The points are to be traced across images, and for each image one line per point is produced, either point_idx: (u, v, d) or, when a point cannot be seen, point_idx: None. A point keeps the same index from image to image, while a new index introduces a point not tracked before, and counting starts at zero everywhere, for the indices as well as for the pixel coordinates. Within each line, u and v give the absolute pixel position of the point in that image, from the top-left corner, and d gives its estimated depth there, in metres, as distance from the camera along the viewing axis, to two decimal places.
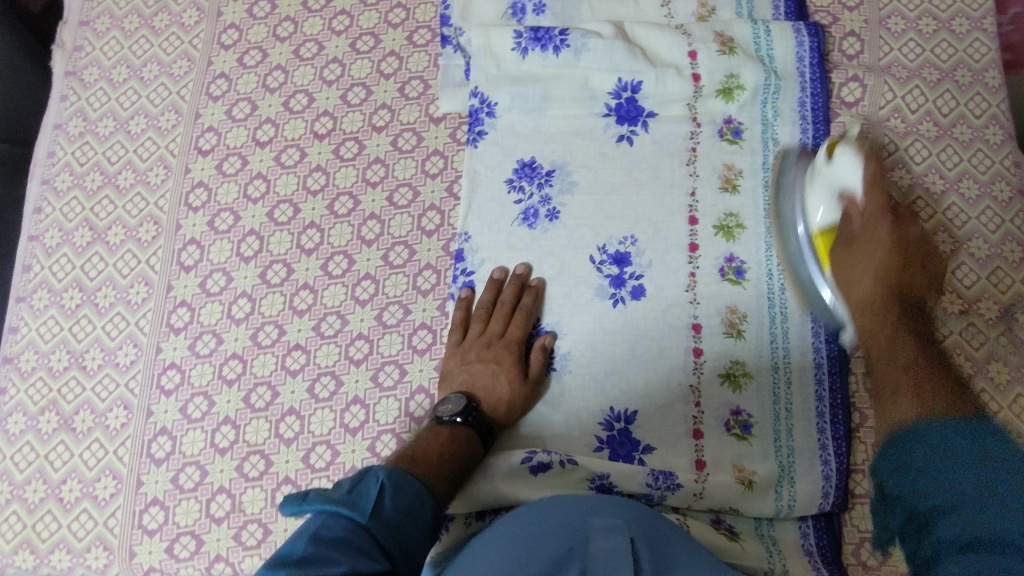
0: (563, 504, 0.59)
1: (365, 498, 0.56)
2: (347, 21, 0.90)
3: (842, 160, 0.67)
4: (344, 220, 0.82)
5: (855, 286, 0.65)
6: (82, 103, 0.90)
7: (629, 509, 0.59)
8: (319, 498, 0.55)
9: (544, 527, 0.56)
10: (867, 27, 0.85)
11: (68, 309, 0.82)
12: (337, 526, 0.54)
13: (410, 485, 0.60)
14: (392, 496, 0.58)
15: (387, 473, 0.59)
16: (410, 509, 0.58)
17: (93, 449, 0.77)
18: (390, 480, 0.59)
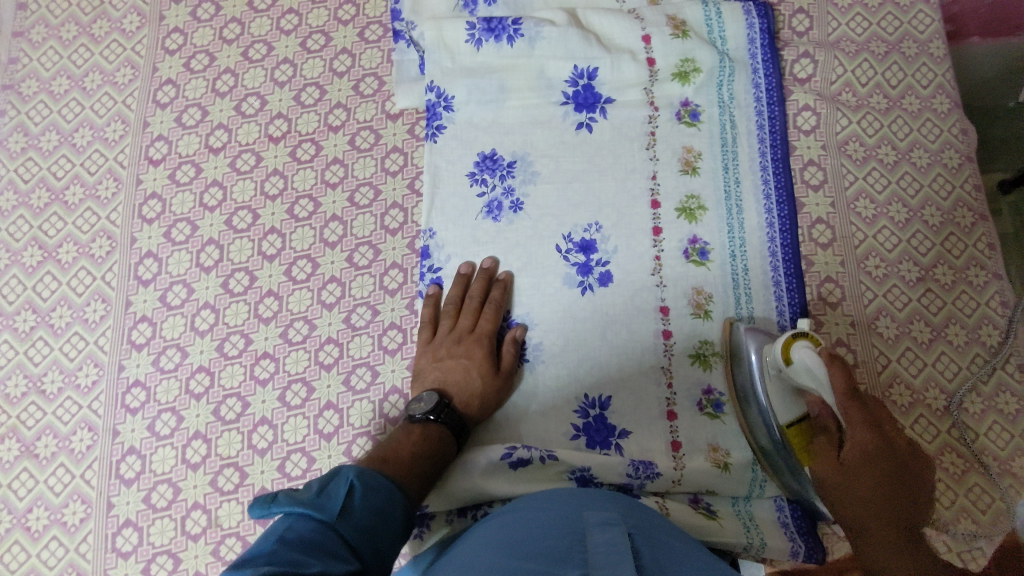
0: (561, 500, 0.59)
1: (333, 499, 0.56)
2: (295, 20, 0.88)
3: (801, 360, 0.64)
4: (305, 224, 0.81)
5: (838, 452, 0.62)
6: (22, 118, 0.86)
7: (620, 506, 0.60)
8: (287, 499, 0.54)
9: (542, 521, 0.56)
10: (815, 4, 0.87)
11: (22, 333, 0.79)
12: (305, 528, 0.52)
13: (380, 486, 0.59)
14: (362, 496, 0.57)
15: (357, 473, 0.59)
16: (380, 509, 0.58)
17: (58, 475, 0.75)
18: (360, 480, 0.58)
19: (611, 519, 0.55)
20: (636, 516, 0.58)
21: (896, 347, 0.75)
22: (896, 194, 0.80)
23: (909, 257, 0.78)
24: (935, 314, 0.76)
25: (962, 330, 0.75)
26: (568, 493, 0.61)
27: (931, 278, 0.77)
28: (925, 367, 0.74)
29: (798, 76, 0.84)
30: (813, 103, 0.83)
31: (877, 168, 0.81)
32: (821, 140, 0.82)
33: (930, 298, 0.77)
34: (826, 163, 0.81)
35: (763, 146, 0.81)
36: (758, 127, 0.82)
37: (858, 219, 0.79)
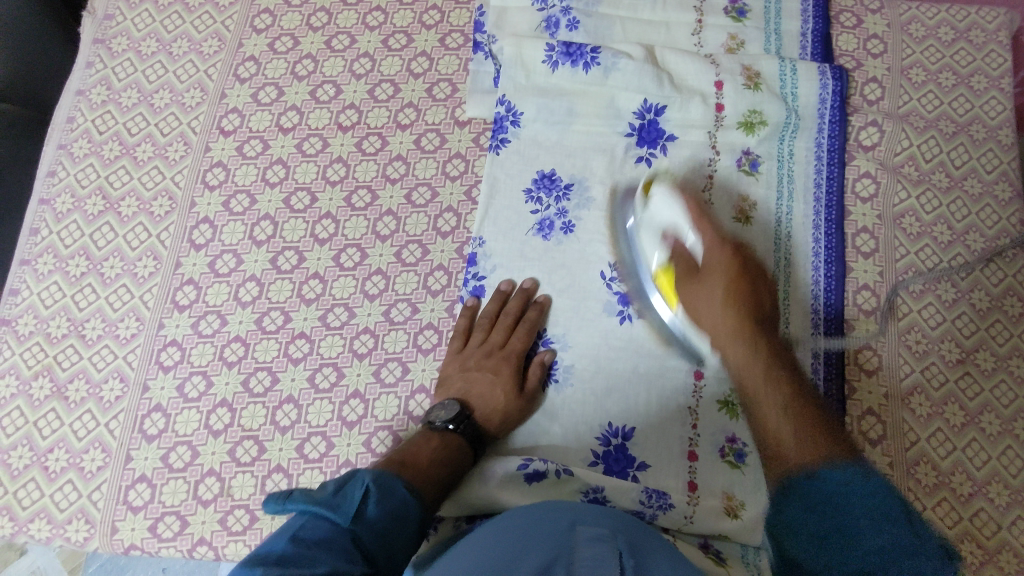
0: (556, 511, 0.59)
1: (349, 501, 0.56)
2: (381, 17, 0.91)
3: (659, 198, 0.73)
4: (360, 214, 0.82)
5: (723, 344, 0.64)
6: (107, 72, 0.89)
7: (618, 520, 0.58)
8: (302, 499, 0.54)
9: (532, 533, 0.55)
10: (889, 75, 0.88)
11: (73, 277, 0.81)
12: (319, 529, 0.53)
13: (396, 489, 0.59)
14: (378, 500, 0.57)
15: (373, 476, 0.59)
16: (396, 513, 0.58)
17: (84, 420, 0.76)
18: (376, 483, 0.58)
19: (600, 535, 0.54)
20: (627, 532, 0.56)
21: (927, 426, 0.74)
22: (946, 272, 0.79)
23: (952, 337, 0.77)
24: (970, 399, 0.75)
25: (996, 420, 0.74)
26: (569, 503, 0.60)
27: (971, 362, 0.76)
28: (954, 451, 0.73)
29: (863, 142, 0.85)
30: (874, 172, 0.83)
31: (930, 244, 0.81)
32: (877, 210, 0.82)
33: (968, 382, 0.76)
34: (879, 233, 0.81)
35: (818, 205, 0.82)
36: (816, 185, 0.83)
37: (905, 292, 0.79)
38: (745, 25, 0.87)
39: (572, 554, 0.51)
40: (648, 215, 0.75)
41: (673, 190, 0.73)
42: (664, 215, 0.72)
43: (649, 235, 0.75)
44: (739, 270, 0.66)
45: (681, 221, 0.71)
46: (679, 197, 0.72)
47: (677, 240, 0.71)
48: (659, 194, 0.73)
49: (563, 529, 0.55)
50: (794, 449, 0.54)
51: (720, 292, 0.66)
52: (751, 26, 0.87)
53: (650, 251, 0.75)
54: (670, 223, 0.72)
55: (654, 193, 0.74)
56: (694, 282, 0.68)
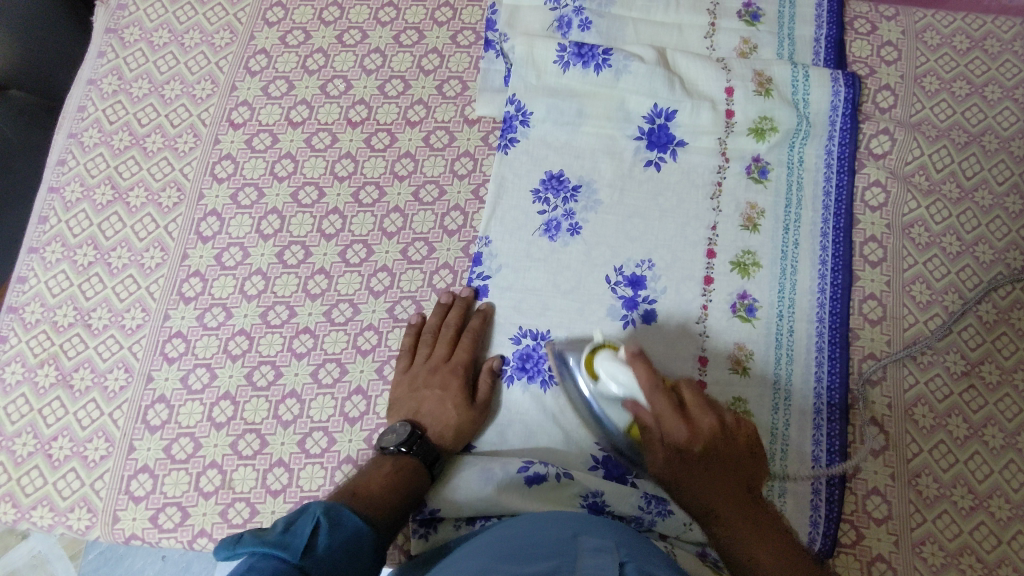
0: (560, 521, 0.59)
1: (298, 536, 0.53)
2: (393, 13, 0.91)
3: (606, 376, 0.65)
4: (368, 210, 0.82)
5: (686, 489, 0.63)
6: (119, 62, 0.89)
7: (619, 534, 0.58)
8: (251, 539, 0.51)
9: (536, 539, 0.56)
10: (902, 83, 0.87)
11: (80, 266, 0.81)
12: (270, 567, 0.49)
13: (347, 523, 0.57)
14: (329, 534, 0.55)
15: (323, 510, 0.57)
16: (347, 548, 0.55)
17: (88, 409, 0.77)
18: (326, 515, 0.56)
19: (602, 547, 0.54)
20: (630, 547, 0.56)
21: (930, 438, 0.74)
22: (954, 283, 0.79)
23: (957, 349, 0.77)
24: (974, 412, 0.75)
25: (1000, 433, 0.74)
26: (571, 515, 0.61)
27: (976, 375, 0.76)
28: (956, 463, 0.73)
29: (874, 150, 0.84)
30: (884, 181, 0.83)
31: (938, 254, 0.80)
32: (886, 219, 0.82)
33: (973, 394, 0.75)
34: (888, 242, 0.81)
35: (826, 213, 0.82)
36: (825, 193, 0.82)
37: (912, 302, 0.79)
38: (758, 29, 0.87)
39: (575, 562, 0.51)
40: (599, 390, 0.67)
41: (617, 359, 0.65)
42: (620, 383, 0.64)
43: (607, 398, 0.67)
44: (712, 445, 0.62)
45: (638, 399, 0.64)
46: (629, 364, 0.64)
47: (636, 406, 0.64)
48: (606, 370, 0.65)
49: (567, 537, 0.56)
50: (779, 569, 0.58)
51: (698, 482, 0.63)
52: (764, 31, 0.87)
53: (613, 413, 0.68)
54: (629, 392, 0.64)
55: (600, 364, 0.66)
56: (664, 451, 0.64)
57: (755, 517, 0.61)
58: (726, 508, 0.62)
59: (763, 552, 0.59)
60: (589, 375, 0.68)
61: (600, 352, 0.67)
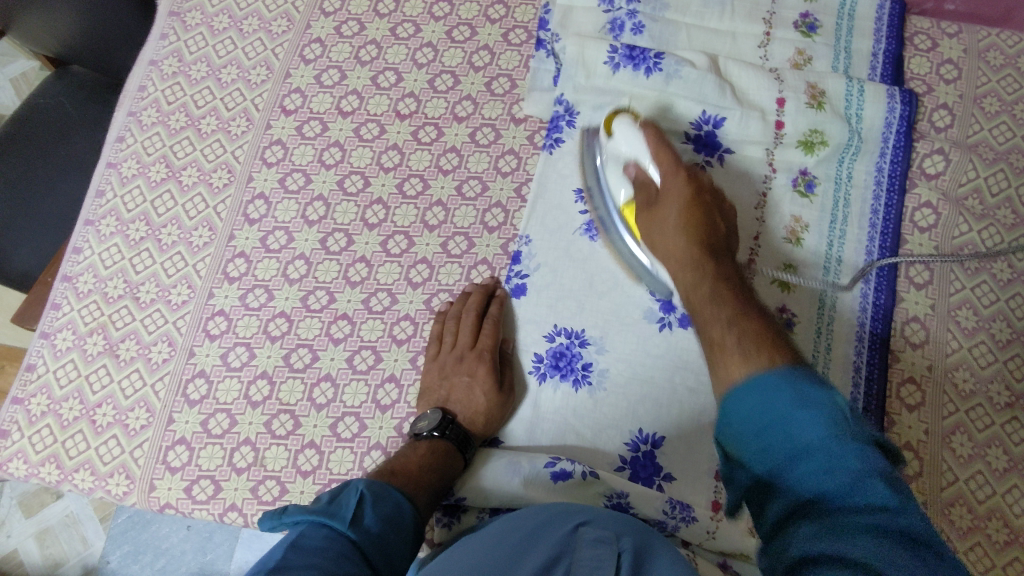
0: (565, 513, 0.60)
1: (344, 507, 0.58)
2: (447, 8, 0.92)
3: (622, 131, 0.73)
4: (411, 202, 0.83)
5: (667, 234, 0.68)
6: (179, 44, 0.92)
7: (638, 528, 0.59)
8: (298, 510, 0.57)
9: (534, 531, 0.58)
10: (961, 103, 0.85)
11: (132, 240, 0.84)
12: (318, 534, 0.55)
13: (389, 496, 0.62)
14: (372, 506, 0.60)
15: (366, 484, 0.62)
16: (390, 519, 0.61)
17: (132, 379, 0.79)
18: (369, 490, 0.61)
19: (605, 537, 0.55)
20: (637, 537, 0.57)
21: (967, 468, 0.72)
22: (1002, 311, 0.77)
23: (1003, 379, 0.75)
24: (1015, 444, 0.73)
25: None
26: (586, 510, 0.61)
27: (1020, 407, 0.74)
28: (993, 495, 0.71)
29: (927, 170, 0.82)
30: (935, 202, 0.81)
31: (988, 281, 0.78)
32: (935, 241, 0.80)
33: (1015, 426, 0.73)
34: (935, 265, 0.79)
35: (873, 230, 0.80)
36: (872, 211, 0.81)
37: (957, 327, 0.77)
38: (814, 40, 0.85)
39: (574, 554, 0.53)
40: (612, 146, 0.75)
41: (631, 122, 0.73)
42: (627, 146, 0.73)
43: (617, 172, 0.74)
44: (691, 195, 0.68)
45: (641, 152, 0.71)
46: (640, 130, 0.72)
47: (642, 170, 0.71)
48: (620, 124, 0.73)
49: (568, 529, 0.57)
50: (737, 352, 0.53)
51: (677, 243, 0.66)
52: (820, 42, 0.85)
53: (619, 183, 0.74)
54: (632, 154, 0.72)
55: (616, 126, 0.74)
56: (654, 212, 0.69)
57: (722, 298, 0.60)
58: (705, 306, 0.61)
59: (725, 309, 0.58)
60: (606, 134, 0.76)
61: (619, 114, 0.75)
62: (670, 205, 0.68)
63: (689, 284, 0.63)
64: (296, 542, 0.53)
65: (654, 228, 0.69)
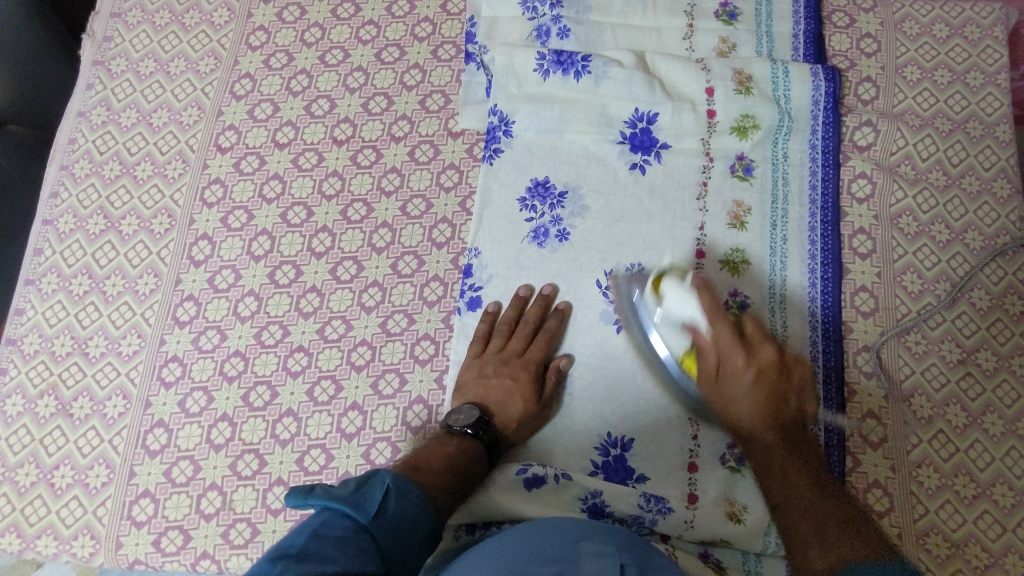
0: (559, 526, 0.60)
1: (370, 499, 0.56)
2: (374, 31, 0.92)
3: (673, 296, 0.69)
4: (356, 227, 0.83)
5: (736, 407, 0.66)
6: (107, 93, 0.91)
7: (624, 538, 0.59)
8: (324, 493, 0.55)
9: (534, 545, 0.56)
10: (883, 74, 0.87)
11: (76, 295, 0.83)
12: (338, 526, 0.53)
13: (414, 492, 0.60)
14: (395, 501, 0.58)
15: (393, 477, 0.59)
16: (412, 517, 0.58)
17: (88, 437, 0.77)
18: (397, 484, 0.59)
19: (607, 552, 0.55)
20: (627, 548, 0.57)
21: (928, 429, 0.74)
22: (945, 272, 0.79)
23: (953, 337, 0.76)
24: (972, 400, 0.74)
25: (999, 421, 0.73)
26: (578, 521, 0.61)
27: (972, 362, 0.75)
28: (956, 453, 0.73)
29: (858, 143, 0.84)
30: (869, 172, 0.83)
31: (928, 243, 0.80)
32: (873, 211, 0.82)
33: (969, 381, 0.75)
34: (876, 234, 0.81)
35: (814, 207, 0.82)
36: (810, 188, 0.82)
37: (903, 292, 0.78)
38: (736, 28, 0.87)
39: (578, 567, 0.52)
40: (665, 311, 0.70)
41: (685, 287, 0.69)
42: (682, 309, 0.68)
43: (670, 326, 0.70)
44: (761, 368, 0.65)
45: (702, 326, 0.67)
46: (694, 292, 0.68)
47: (697, 330, 0.68)
48: (670, 288, 0.70)
49: (568, 543, 0.56)
50: (803, 504, 0.61)
51: (750, 410, 0.65)
52: (742, 29, 0.87)
53: (672, 339, 0.71)
54: (689, 317, 0.68)
55: (667, 288, 0.70)
56: (721, 386, 0.67)
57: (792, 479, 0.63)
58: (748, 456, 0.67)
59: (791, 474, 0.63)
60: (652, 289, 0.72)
61: (666, 275, 0.71)
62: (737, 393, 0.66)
63: (750, 426, 0.66)
64: (316, 534, 0.51)
65: (723, 397, 0.67)
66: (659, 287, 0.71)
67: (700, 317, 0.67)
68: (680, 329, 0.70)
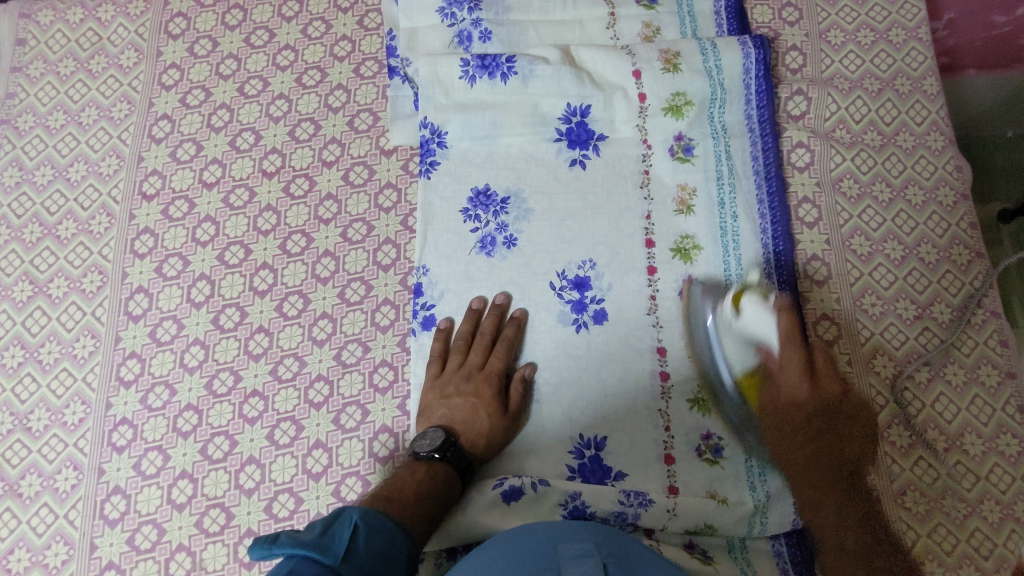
0: (535, 536, 0.57)
1: (337, 541, 0.54)
2: (291, 56, 0.89)
3: (750, 313, 0.70)
4: (298, 259, 0.81)
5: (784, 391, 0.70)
6: (17, 152, 0.87)
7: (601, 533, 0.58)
8: (290, 541, 0.52)
9: (512, 558, 0.54)
10: (808, 41, 0.87)
11: (10, 368, 0.79)
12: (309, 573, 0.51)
13: (384, 527, 0.58)
14: (366, 538, 0.56)
15: (361, 514, 0.57)
16: (384, 554, 0.56)
17: (42, 515, 0.74)
18: (364, 521, 0.57)
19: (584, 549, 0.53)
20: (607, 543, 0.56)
21: (894, 387, 0.74)
22: (892, 231, 0.79)
23: (907, 294, 0.77)
24: (932, 353, 0.75)
25: (961, 370, 0.74)
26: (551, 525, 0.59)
27: (928, 317, 0.76)
28: (923, 409, 0.73)
29: (792, 112, 0.84)
30: (806, 141, 0.83)
31: (872, 204, 0.80)
32: (815, 178, 0.82)
33: (928, 336, 0.75)
34: (820, 200, 0.81)
35: (758, 179, 0.81)
36: (751, 162, 0.81)
37: (854, 256, 0.79)
38: (658, 11, 0.86)
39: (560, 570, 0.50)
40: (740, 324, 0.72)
41: (765, 305, 0.70)
42: (758, 329, 0.70)
43: (735, 341, 0.72)
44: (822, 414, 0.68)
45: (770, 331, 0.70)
46: (774, 311, 0.70)
47: (768, 351, 0.71)
48: (750, 304, 0.71)
49: (544, 549, 0.54)
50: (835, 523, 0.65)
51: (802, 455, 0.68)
52: (664, 11, 0.86)
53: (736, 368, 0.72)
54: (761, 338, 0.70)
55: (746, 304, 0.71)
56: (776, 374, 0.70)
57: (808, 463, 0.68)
58: (786, 428, 0.69)
59: (803, 451, 0.68)
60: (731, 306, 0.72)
61: (748, 290, 0.72)
62: (783, 412, 0.70)
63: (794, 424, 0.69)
64: None
65: (773, 427, 0.70)
66: (736, 302, 0.72)
67: (774, 338, 0.70)
68: (749, 346, 0.72)
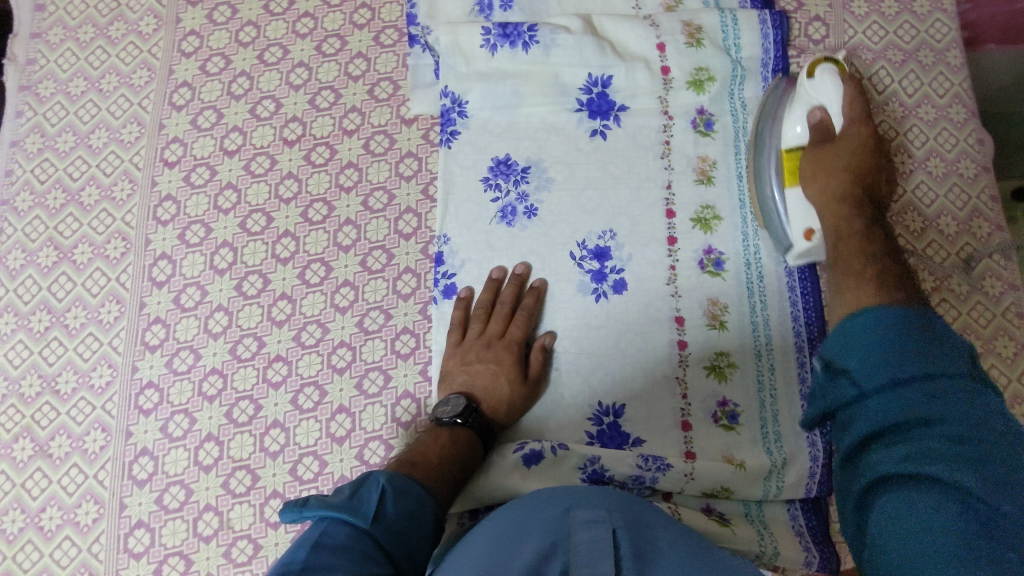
0: (548, 500, 0.58)
1: (366, 503, 0.55)
2: (311, 23, 0.89)
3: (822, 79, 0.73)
4: (319, 227, 0.81)
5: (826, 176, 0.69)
6: (38, 118, 0.87)
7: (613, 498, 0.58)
8: (320, 504, 0.54)
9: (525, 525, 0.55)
10: (831, 12, 0.86)
11: (36, 332, 0.80)
12: (340, 533, 0.52)
13: (410, 489, 0.59)
14: (393, 500, 0.57)
15: (388, 477, 0.59)
16: (413, 514, 0.58)
17: (71, 475, 0.75)
18: (391, 484, 0.58)
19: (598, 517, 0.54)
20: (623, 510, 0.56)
21: None
22: (912, 202, 0.79)
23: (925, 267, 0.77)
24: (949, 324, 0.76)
25: (976, 341, 0.75)
26: (569, 488, 0.59)
27: (947, 288, 0.77)
28: None
29: None
30: None
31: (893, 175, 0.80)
32: None
33: (945, 307, 0.76)
34: None
35: None
36: None
37: None
38: None
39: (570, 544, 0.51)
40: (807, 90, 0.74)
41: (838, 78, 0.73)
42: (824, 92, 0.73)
43: (799, 107, 0.74)
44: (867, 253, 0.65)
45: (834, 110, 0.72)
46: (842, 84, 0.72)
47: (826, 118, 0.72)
48: (823, 74, 0.73)
49: (559, 515, 0.55)
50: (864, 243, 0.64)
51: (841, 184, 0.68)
52: None
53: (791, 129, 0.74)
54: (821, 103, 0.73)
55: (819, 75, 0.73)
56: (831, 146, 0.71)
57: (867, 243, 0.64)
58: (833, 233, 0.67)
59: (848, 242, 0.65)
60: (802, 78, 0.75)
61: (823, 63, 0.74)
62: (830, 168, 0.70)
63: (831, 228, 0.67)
64: (321, 541, 0.50)
65: (828, 157, 0.70)
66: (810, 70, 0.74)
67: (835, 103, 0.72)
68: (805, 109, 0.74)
